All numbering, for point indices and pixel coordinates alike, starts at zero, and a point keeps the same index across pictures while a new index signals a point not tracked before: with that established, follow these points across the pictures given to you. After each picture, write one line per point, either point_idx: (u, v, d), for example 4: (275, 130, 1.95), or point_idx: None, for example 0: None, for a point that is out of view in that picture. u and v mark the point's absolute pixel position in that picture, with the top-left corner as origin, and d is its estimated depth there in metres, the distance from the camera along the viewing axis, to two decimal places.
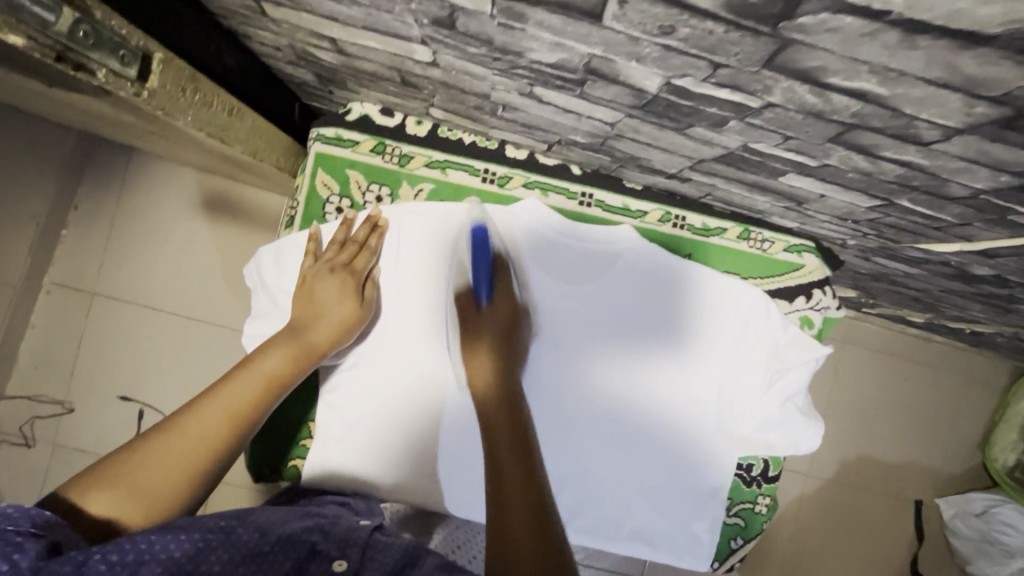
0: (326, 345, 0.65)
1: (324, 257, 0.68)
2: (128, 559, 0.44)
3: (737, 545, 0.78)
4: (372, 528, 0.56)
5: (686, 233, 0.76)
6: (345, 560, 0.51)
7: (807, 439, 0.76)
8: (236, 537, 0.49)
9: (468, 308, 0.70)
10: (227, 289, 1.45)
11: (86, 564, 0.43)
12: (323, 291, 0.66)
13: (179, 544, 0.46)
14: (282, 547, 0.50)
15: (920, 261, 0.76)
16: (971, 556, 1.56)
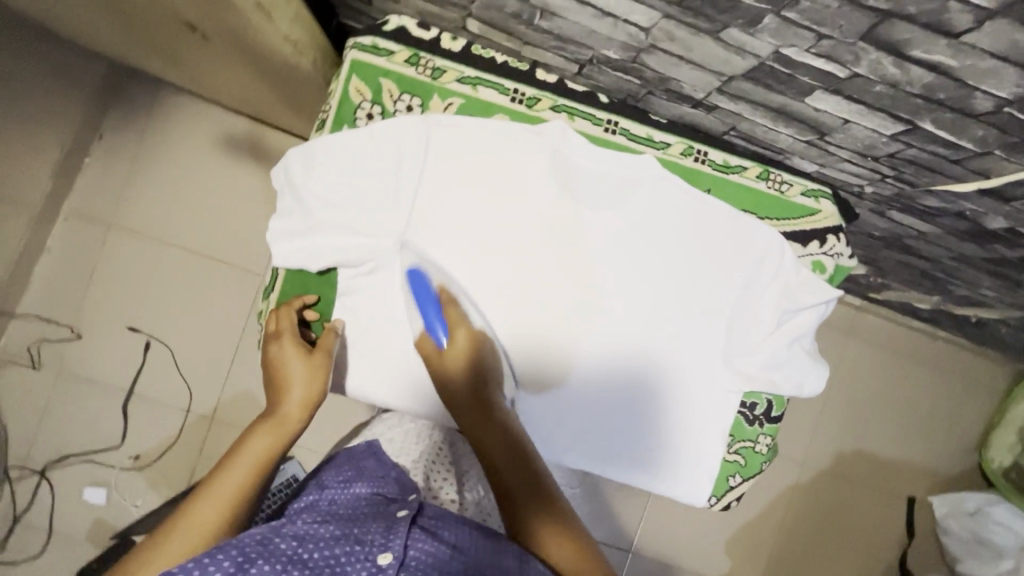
0: (300, 415, 0.67)
1: (291, 342, 0.70)
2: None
3: (734, 482, 0.79)
4: (405, 522, 0.56)
5: (708, 169, 0.76)
6: (388, 552, 0.51)
7: (811, 383, 0.77)
8: (274, 546, 0.51)
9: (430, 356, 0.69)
10: (241, 229, 1.46)
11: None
12: (287, 370, 0.69)
13: (217, 565, 0.48)
14: (323, 552, 0.51)
15: (935, 213, 0.77)
16: (960, 555, 1.55)
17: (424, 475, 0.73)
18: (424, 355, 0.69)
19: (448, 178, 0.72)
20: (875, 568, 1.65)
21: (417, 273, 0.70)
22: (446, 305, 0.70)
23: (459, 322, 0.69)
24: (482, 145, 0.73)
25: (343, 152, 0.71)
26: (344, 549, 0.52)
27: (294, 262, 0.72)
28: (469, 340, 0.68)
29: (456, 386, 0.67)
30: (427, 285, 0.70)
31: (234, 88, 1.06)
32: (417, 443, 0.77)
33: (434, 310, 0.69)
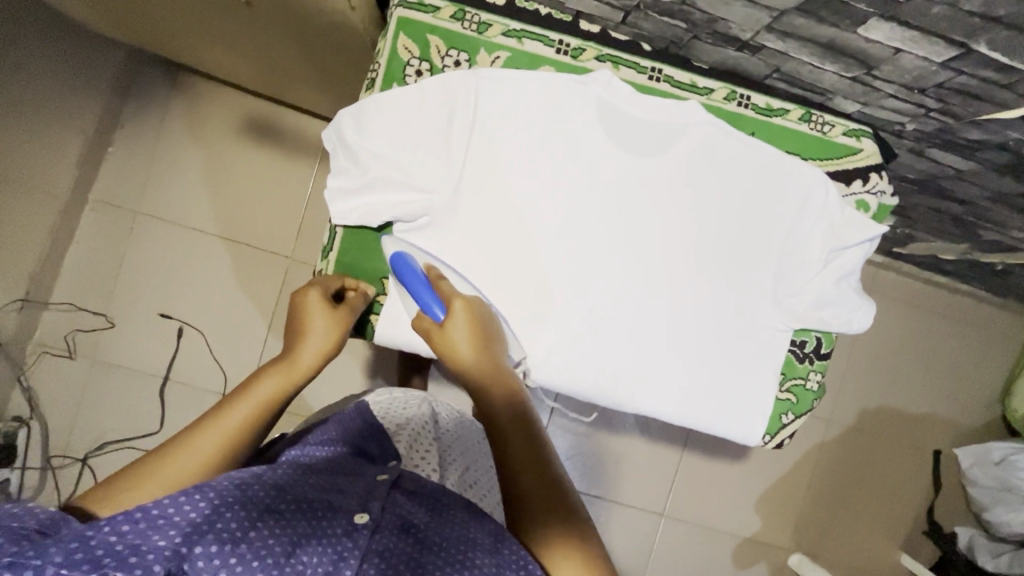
0: (311, 366, 0.67)
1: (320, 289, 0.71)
2: (140, 526, 0.46)
3: (787, 420, 0.81)
4: (382, 488, 0.58)
5: (752, 113, 0.77)
6: (364, 514, 0.54)
7: (859, 319, 0.79)
8: (252, 495, 0.52)
9: (427, 328, 0.67)
10: (267, 211, 1.47)
11: (95, 538, 0.44)
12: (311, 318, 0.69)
13: (194, 507, 0.49)
14: (300, 504, 0.53)
15: (976, 147, 0.78)
16: (988, 504, 1.55)
17: (408, 444, 0.75)
18: (421, 330, 0.67)
19: (498, 131, 0.73)
20: (900, 519, 1.69)
21: (401, 254, 0.68)
22: (439, 281, 0.68)
23: (455, 295, 0.67)
24: (530, 96, 0.73)
25: (394, 109, 0.72)
26: (322, 505, 0.54)
27: (354, 221, 0.73)
28: (469, 310, 0.67)
29: (451, 353, 0.65)
30: (411, 264, 0.68)
31: (264, 64, 1.07)
32: (404, 417, 0.80)
33: (424, 286, 0.67)
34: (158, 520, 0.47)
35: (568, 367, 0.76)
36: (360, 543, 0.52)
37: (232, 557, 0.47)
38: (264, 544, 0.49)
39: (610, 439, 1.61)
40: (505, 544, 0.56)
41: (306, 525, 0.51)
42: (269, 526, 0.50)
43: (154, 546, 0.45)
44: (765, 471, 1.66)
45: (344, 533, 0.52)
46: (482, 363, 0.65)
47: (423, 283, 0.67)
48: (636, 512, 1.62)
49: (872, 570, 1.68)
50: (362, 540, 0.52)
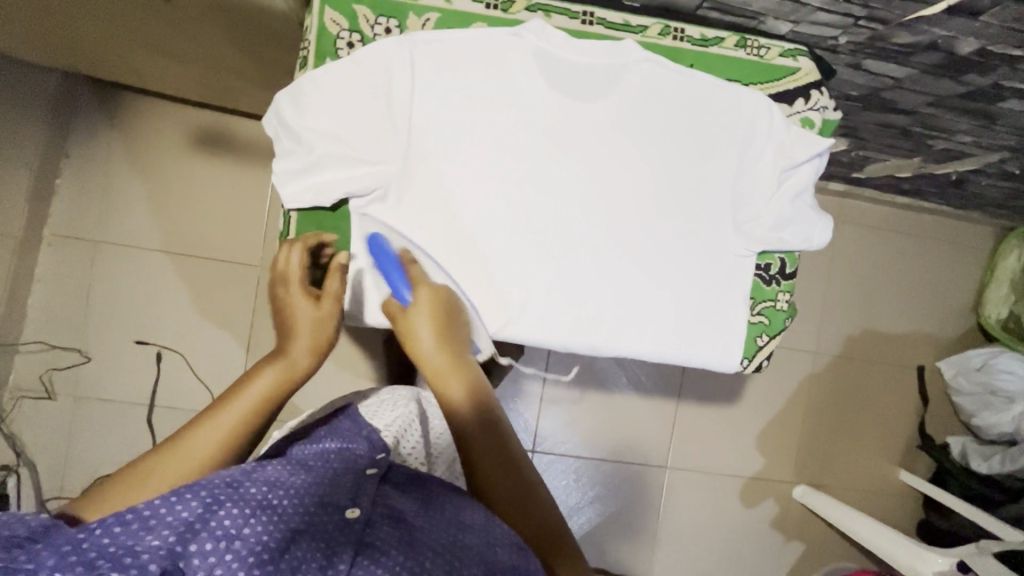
0: (307, 362, 0.67)
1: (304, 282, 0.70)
2: (130, 528, 0.44)
3: (763, 342, 0.83)
4: (371, 482, 0.59)
5: (687, 46, 0.78)
6: (356, 508, 0.54)
7: (818, 233, 0.81)
8: (244, 491, 0.50)
9: (395, 312, 0.71)
10: (229, 222, 1.45)
11: (87, 541, 0.43)
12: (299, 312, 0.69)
13: (185, 505, 0.47)
14: (293, 502, 0.52)
15: (909, 51, 0.80)
16: (975, 409, 1.63)
17: (398, 441, 0.76)
18: (391, 313, 0.71)
19: (440, 93, 0.73)
20: (894, 437, 1.74)
21: (376, 235, 0.72)
22: (408, 264, 0.71)
23: (419, 279, 0.70)
24: (466, 54, 0.73)
25: (332, 85, 0.72)
26: (313, 501, 0.53)
27: (307, 202, 0.72)
28: (433, 296, 0.69)
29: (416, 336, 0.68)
30: (386, 245, 0.72)
31: (199, 68, 1.04)
32: (391, 413, 0.80)
33: (395, 267, 0.71)
34: (148, 521, 0.45)
35: (542, 319, 0.76)
36: (355, 536, 0.51)
37: (224, 554, 0.46)
38: (260, 538, 0.47)
39: (605, 401, 1.63)
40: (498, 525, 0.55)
41: (300, 520, 0.51)
42: (263, 520, 0.49)
43: (146, 546, 0.44)
44: (760, 410, 1.69)
45: (338, 528, 0.52)
46: (445, 348, 0.68)
47: (391, 266, 0.71)
48: (640, 467, 1.65)
49: (874, 489, 1.73)
50: (357, 534, 0.51)
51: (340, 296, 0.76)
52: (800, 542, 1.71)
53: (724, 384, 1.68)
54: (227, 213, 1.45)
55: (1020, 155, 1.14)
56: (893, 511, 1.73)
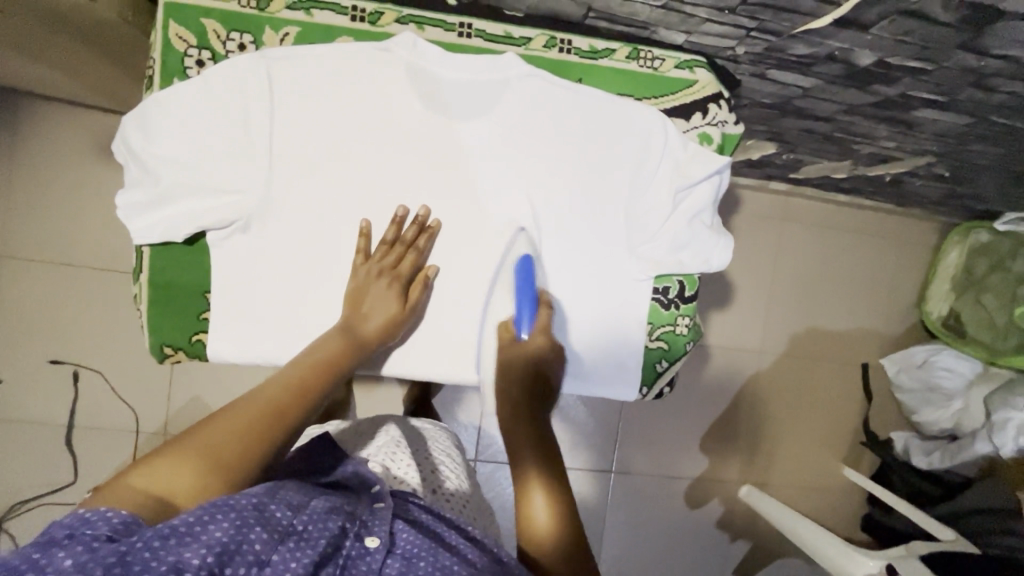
0: (374, 337, 0.69)
1: (375, 259, 0.70)
2: (170, 536, 0.42)
3: (663, 368, 0.80)
4: (385, 511, 0.55)
5: (575, 58, 0.73)
6: (377, 536, 0.51)
7: (718, 255, 0.77)
8: (269, 516, 0.48)
9: (510, 342, 0.72)
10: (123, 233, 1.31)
11: (131, 553, 0.41)
12: (372, 292, 0.69)
13: (218, 525, 0.44)
14: (319, 526, 0.49)
15: (810, 62, 0.76)
16: (916, 406, 1.63)
17: (385, 463, 0.73)
18: (499, 339, 0.72)
19: (304, 115, 0.68)
20: (841, 435, 1.74)
21: (527, 259, 0.72)
22: (541, 305, 0.72)
23: (545, 326, 0.71)
24: (333, 71, 0.68)
25: (184, 108, 0.66)
26: (338, 524, 0.51)
27: (158, 236, 0.66)
28: (542, 349, 0.71)
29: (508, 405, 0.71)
30: (532, 275, 0.71)
31: (72, 78, 0.95)
32: (376, 441, 0.79)
33: (529, 301, 0.71)
34: (186, 537, 0.43)
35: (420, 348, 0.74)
36: (374, 566, 0.49)
37: None
38: (288, 566, 0.45)
39: None
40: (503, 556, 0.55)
41: (327, 545, 0.48)
42: (291, 546, 0.46)
43: (186, 563, 0.41)
44: (704, 412, 1.67)
45: (359, 555, 0.49)
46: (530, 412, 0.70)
47: (528, 294, 0.71)
48: (583, 473, 1.62)
49: (820, 487, 1.73)
50: (374, 566, 0.49)
51: (202, 335, 0.69)
52: (745, 540, 1.71)
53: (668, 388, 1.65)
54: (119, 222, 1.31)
55: (945, 160, 1.12)
56: (836, 507, 1.74)
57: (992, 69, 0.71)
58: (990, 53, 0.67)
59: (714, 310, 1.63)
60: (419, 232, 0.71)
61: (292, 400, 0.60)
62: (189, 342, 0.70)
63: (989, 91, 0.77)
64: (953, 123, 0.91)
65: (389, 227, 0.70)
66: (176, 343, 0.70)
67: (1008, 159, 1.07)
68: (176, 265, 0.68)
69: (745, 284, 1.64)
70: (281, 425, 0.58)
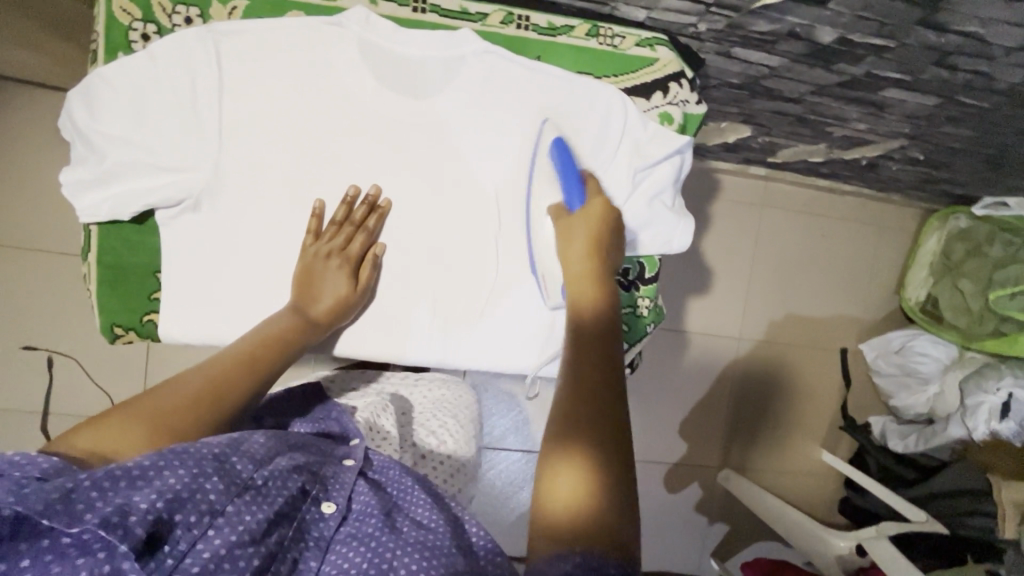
0: (326, 318, 0.68)
1: (324, 239, 0.70)
2: (121, 477, 0.40)
3: (622, 349, 0.80)
4: (351, 472, 0.58)
5: (533, 36, 0.71)
6: (334, 502, 0.53)
7: (678, 238, 0.77)
8: (231, 467, 0.47)
9: (563, 214, 0.68)
10: (50, 202, 1.13)
11: (75, 491, 0.37)
12: (323, 273, 0.69)
13: (175, 474, 0.43)
14: (279, 483, 0.50)
15: (772, 40, 0.75)
16: (893, 391, 1.64)
17: (372, 418, 0.74)
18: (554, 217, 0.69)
19: (254, 93, 0.67)
20: (821, 420, 1.73)
21: (561, 142, 0.71)
22: (586, 179, 0.70)
23: (597, 193, 0.69)
24: (283, 47, 0.66)
25: (126, 82, 0.64)
26: (297, 484, 0.51)
27: (104, 214, 0.65)
28: (605, 209, 0.67)
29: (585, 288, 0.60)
30: (570, 158, 0.70)
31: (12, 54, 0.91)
32: (364, 399, 0.79)
33: (576, 180, 0.69)
34: (137, 481, 0.41)
35: (371, 331, 0.74)
36: (325, 534, 0.50)
37: (211, 529, 0.42)
38: (241, 520, 0.44)
39: None
40: (471, 528, 0.54)
41: (282, 505, 0.49)
42: (247, 501, 0.46)
43: (132, 508, 0.39)
44: (684, 398, 1.65)
45: (314, 520, 0.51)
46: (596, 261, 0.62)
47: (571, 174, 0.69)
48: None
49: (799, 472, 1.73)
50: (325, 532, 0.51)
51: (152, 316, 0.69)
52: (724, 524, 1.70)
53: (649, 373, 1.63)
54: (41, 188, 1.13)
55: (919, 142, 1.11)
56: (814, 492, 1.74)
57: (953, 46, 0.70)
58: (949, 30, 0.66)
59: (694, 295, 1.62)
60: (369, 212, 0.71)
61: (247, 371, 0.59)
62: (140, 323, 0.70)
63: (952, 69, 0.76)
64: (922, 103, 0.90)
65: (338, 207, 0.70)
66: (127, 324, 0.69)
67: (982, 141, 1.06)
68: (125, 243, 0.68)
69: (724, 268, 1.64)
70: (239, 393, 0.57)
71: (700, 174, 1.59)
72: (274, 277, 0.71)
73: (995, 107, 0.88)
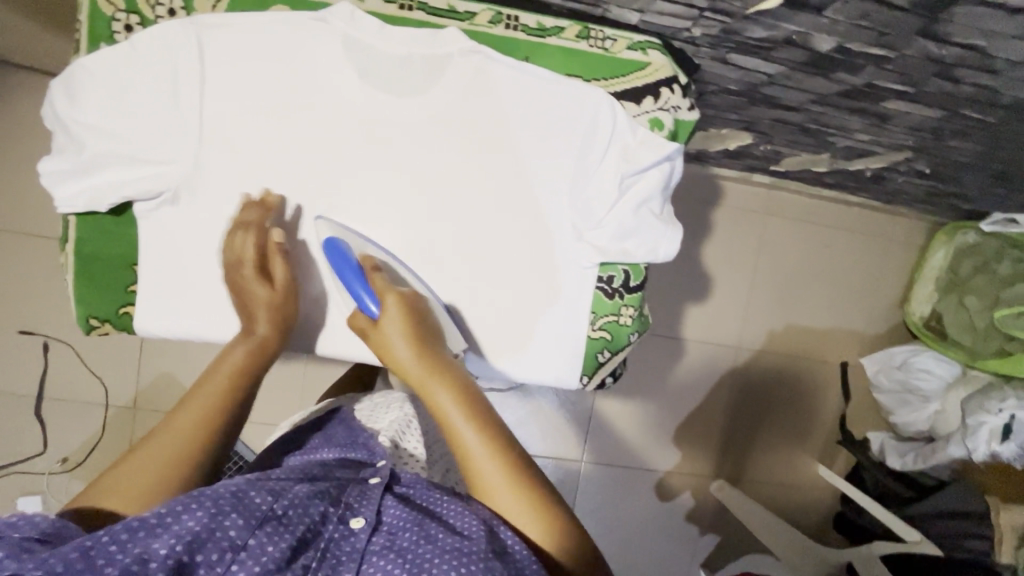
0: (275, 335, 0.67)
1: (251, 263, 0.67)
2: (134, 525, 0.43)
3: (605, 358, 0.79)
4: (377, 488, 0.54)
5: (523, 36, 0.70)
6: (363, 516, 0.51)
7: (665, 246, 0.75)
8: (248, 501, 0.47)
9: (364, 321, 0.65)
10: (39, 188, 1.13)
11: (94, 547, 0.41)
12: (255, 295, 0.67)
13: (191, 517, 0.44)
14: (298, 510, 0.49)
15: (769, 47, 0.73)
16: (893, 407, 1.58)
17: (396, 439, 0.74)
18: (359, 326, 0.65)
19: (234, 86, 0.66)
20: (818, 434, 1.69)
21: (332, 241, 0.68)
22: (372, 274, 0.67)
23: (387, 288, 0.66)
24: (264, 41, 0.66)
25: (108, 75, 0.63)
26: (320, 509, 0.50)
27: (81, 205, 0.65)
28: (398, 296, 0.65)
29: (437, 391, 0.58)
30: (345, 250, 0.67)
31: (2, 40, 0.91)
32: (386, 416, 0.79)
33: (355, 276, 0.66)
34: (156, 528, 0.43)
35: (353, 336, 0.74)
36: (357, 547, 0.48)
37: (234, 565, 0.44)
38: (264, 552, 0.45)
39: (520, 402, 1.55)
40: (507, 534, 0.49)
41: (306, 530, 0.48)
42: (269, 531, 0.46)
43: (152, 554, 0.42)
44: (678, 406, 1.63)
45: (341, 538, 0.49)
46: (427, 356, 0.61)
47: (352, 272, 0.66)
48: (554, 463, 1.58)
49: (794, 485, 1.70)
50: (357, 547, 0.49)
51: (129, 309, 0.69)
52: (714, 535, 1.68)
53: (643, 379, 1.60)
54: (29, 175, 1.13)
55: (925, 155, 1.08)
56: (809, 506, 1.71)
57: (955, 58, 0.68)
58: (950, 41, 0.64)
59: (692, 303, 1.60)
60: (284, 216, 0.68)
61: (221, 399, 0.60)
62: (116, 315, 0.70)
63: (956, 82, 0.73)
64: (926, 116, 0.87)
65: (256, 224, 0.67)
66: (103, 315, 0.69)
67: (989, 157, 1.03)
68: (106, 235, 0.67)
69: (724, 276, 1.61)
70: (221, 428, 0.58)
71: (702, 180, 1.56)
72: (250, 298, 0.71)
73: (1002, 122, 0.85)
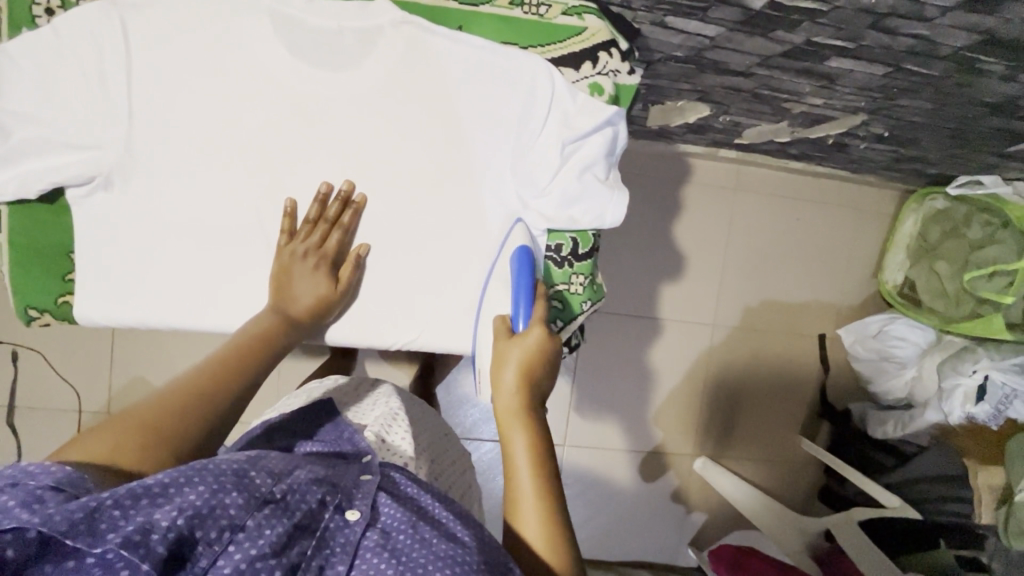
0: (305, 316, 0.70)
1: (299, 238, 0.70)
2: (148, 490, 0.39)
3: (557, 329, 0.78)
4: (373, 483, 0.52)
5: (455, 6, 0.69)
6: (358, 510, 0.48)
7: (612, 211, 0.74)
8: (250, 480, 0.44)
9: (503, 331, 0.64)
10: None
11: (99, 510, 0.37)
12: (300, 274, 0.70)
13: (195, 492, 0.41)
14: (297, 495, 0.47)
15: (703, 7, 0.73)
16: (871, 376, 1.56)
17: (381, 434, 0.73)
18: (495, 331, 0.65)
19: (164, 65, 0.65)
20: (800, 407, 1.70)
21: (526, 251, 0.70)
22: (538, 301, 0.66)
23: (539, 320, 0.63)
24: (192, 20, 0.65)
25: (29, 58, 0.62)
26: (316, 498, 0.48)
27: (11, 193, 0.64)
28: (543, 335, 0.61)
29: (516, 434, 0.55)
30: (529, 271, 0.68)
31: None
32: (373, 412, 0.79)
33: (527, 295, 0.67)
34: (159, 498, 0.39)
35: None
36: (351, 540, 0.46)
37: (231, 544, 0.40)
38: (261, 534, 0.42)
39: None
40: (499, 552, 0.47)
41: (303, 516, 0.46)
42: (268, 513, 0.44)
43: (154, 525, 0.38)
44: (658, 386, 1.62)
45: (336, 529, 0.47)
46: (528, 396, 0.57)
47: (523, 291, 0.66)
48: None
49: (778, 460, 1.70)
50: (351, 540, 0.46)
51: (67, 298, 0.69)
52: (700, 515, 1.68)
53: (622, 361, 1.60)
54: None
55: (881, 117, 1.08)
56: (795, 480, 1.71)
57: (886, 6, 0.68)
58: None
59: (667, 282, 1.60)
60: (343, 208, 0.71)
61: (225, 370, 0.60)
62: (55, 304, 0.69)
63: (891, 34, 0.74)
64: (872, 74, 0.87)
65: (312, 205, 0.71)
66: (40, 306, 0.69)
67: (941, 114, 1.04)
68: (38, 223, 0.67)
69: (697, 253, 1.61)
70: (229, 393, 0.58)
71: (670, 158, 1.56)
72: (247, 275, 0.71)
73: (946, 75, 0.86)
